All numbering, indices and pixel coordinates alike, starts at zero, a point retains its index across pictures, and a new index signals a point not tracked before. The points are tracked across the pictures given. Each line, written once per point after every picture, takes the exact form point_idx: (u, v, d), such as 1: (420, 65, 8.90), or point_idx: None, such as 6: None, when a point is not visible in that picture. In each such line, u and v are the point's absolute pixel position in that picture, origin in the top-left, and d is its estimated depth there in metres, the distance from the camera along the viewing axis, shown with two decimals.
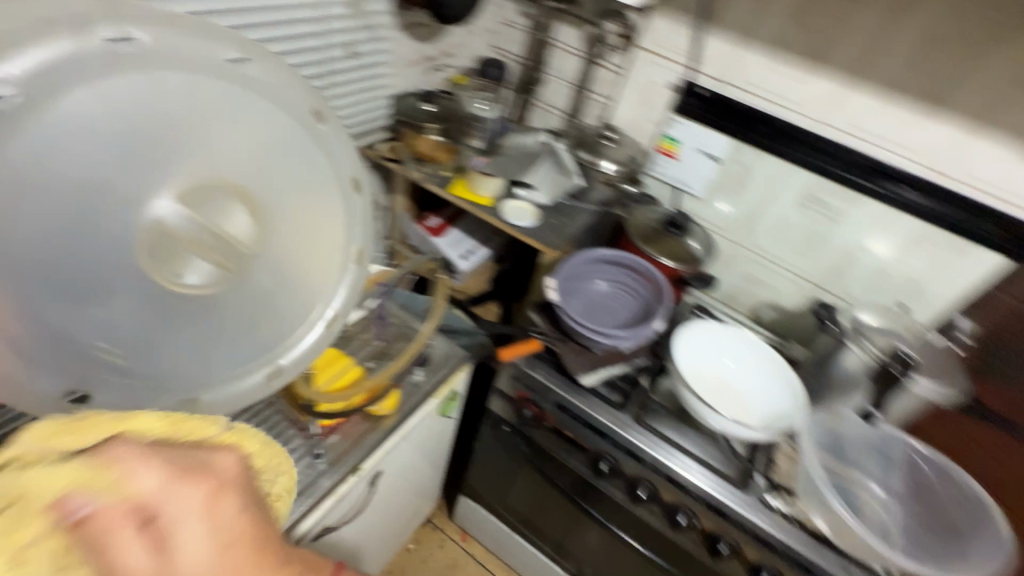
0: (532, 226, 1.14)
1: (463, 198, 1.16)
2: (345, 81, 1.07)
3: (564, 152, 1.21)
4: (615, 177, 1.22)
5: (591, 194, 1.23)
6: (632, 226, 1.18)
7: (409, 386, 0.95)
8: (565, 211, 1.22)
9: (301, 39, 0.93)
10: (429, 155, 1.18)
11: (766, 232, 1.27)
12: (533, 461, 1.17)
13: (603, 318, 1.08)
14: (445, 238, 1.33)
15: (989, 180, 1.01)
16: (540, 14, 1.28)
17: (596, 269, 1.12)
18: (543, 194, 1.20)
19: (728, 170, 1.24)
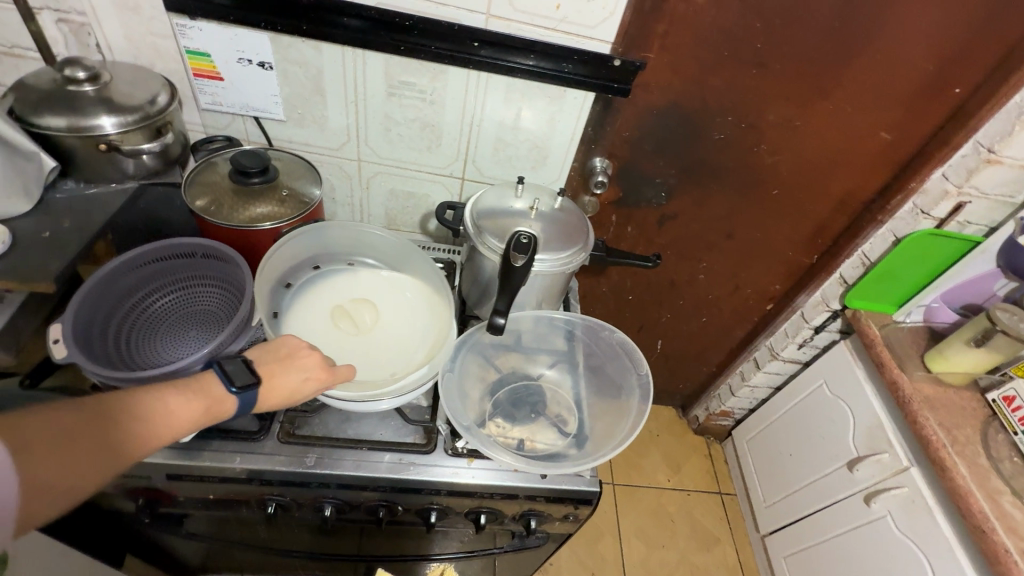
0: (3, 250, 0.74)
1: None
2: None
3: (1, 125, 0.75)
4: (123, 138, 0.82)
5: (111, 169, 0.84)
6: (195, 198, 0.87)
7: None
8: (71, 214, 0.81)
9: None
10: None
11: (380, 138, 1.05)
12: (210, 532, 0.90)
13: (175, 330, 0.83)
14: None
15: (541, 14, 0.89)
16: None
17: (127, 284, 0.81)
18: (11, 199, 0.78)
19: (295, 78, 0.96)
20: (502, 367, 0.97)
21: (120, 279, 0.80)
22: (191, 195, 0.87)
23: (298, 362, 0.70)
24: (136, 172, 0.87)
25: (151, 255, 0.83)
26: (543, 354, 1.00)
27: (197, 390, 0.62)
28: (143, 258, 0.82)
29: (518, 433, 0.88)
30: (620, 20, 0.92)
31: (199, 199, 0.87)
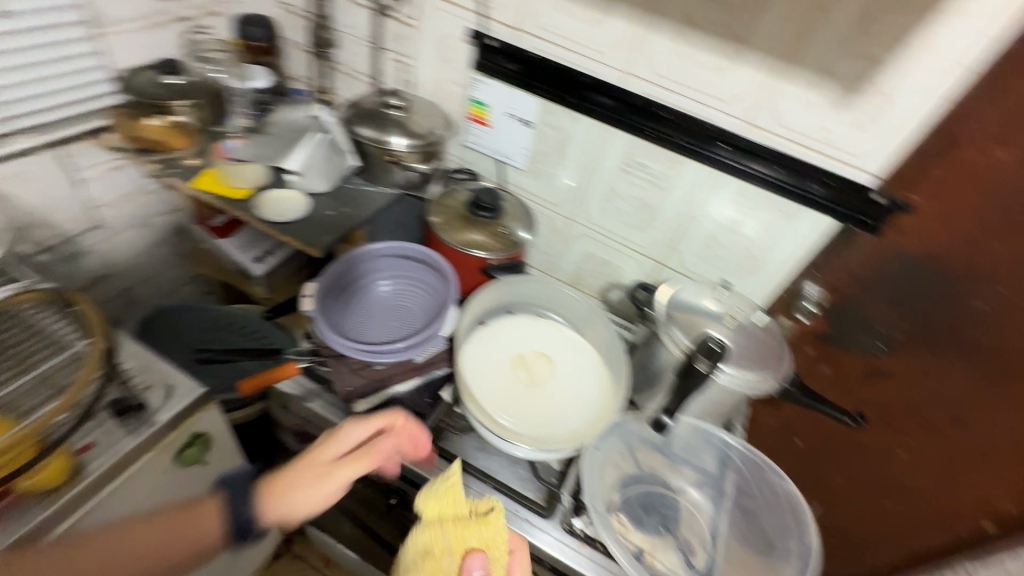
0: (301, 216, 0.94)
1: (213, 194, 0.94)
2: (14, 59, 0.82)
3: (335, 133, 1.02)
4: (406, 155, 1.00)
5: (386, 176, 1.04)
6: (432, 212, 1.02)
7: (111, 441, 0.74)
8: (350, 200, 1.01)
9: None
10: (152, 142, 0.96)
11: (598, 205, 1.11)
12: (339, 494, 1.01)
13: (387, 317, 0.94)
14: (231, 240, 1.10)
15: (802, 130, 0.87)
16: None
17: (364, 268, 0.98)
18: (320, 180, 0.99)
19: (545, 138, 1.08)
20: (643, 464, 0.91)
21: (361, 262, 0.97)
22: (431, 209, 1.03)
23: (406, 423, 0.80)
24: (400, 182, 1.05)
25: (389, 251, 0.99)
26: (689, 468, 0.92)
27: (334, 439, 0.72)
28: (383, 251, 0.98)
29: (640, 541, 0.81)
30: (894, 154, 0.85)
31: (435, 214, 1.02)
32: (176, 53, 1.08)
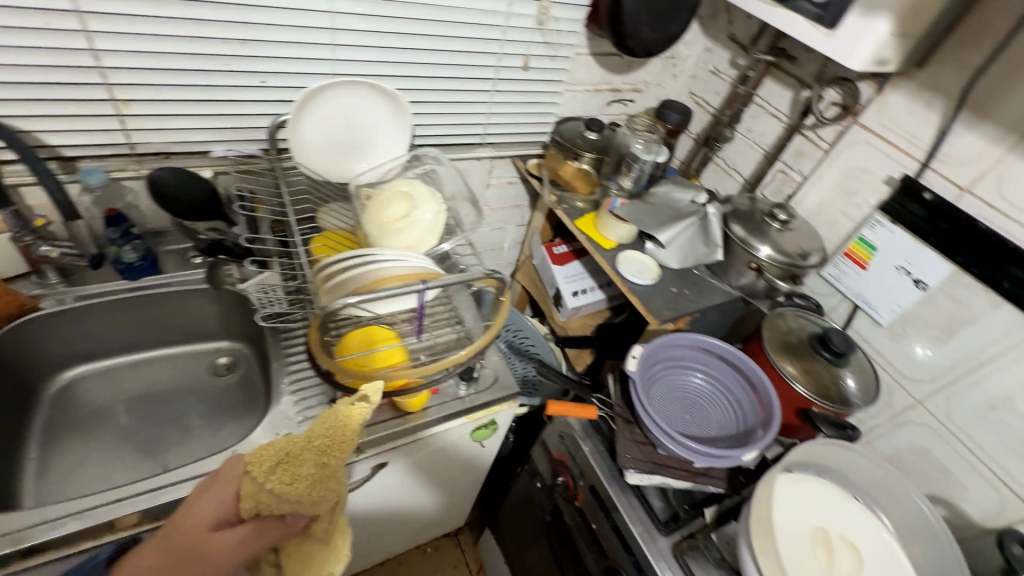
0: (646, 284, 1.00)
1: (586, 235, 1.09)
2: (513, 95, 1.09)
3: (713, 219, 1.01)
4: (769, 266, 0.97)
5: (733, 276, 1.03)
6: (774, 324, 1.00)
7: (445, 397, 0.91)
8: (692, 284, 1.03)
9: (479, 43, 0.95)
10: (565, 182, 1.12)
11: (971, 409, 0.89)
12: (552, 535, 1.04)
13: (688, 415, 0.90)
14: (564, 268, 1.31)
15: None
16: (753, 67, 1.13)
17: (696, 354, 0.95)
18: (673, 256, 1.03)
19: (938, 308, 0.92)
20: None
21: (697, 347, 0.94)
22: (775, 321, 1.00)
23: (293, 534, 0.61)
24: (743, 287, 1.03)
25: (728, 354, 0.93)
26: None
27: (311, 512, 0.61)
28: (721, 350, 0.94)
29: None
30: None
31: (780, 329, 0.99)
32: (597, 112, 1.30)
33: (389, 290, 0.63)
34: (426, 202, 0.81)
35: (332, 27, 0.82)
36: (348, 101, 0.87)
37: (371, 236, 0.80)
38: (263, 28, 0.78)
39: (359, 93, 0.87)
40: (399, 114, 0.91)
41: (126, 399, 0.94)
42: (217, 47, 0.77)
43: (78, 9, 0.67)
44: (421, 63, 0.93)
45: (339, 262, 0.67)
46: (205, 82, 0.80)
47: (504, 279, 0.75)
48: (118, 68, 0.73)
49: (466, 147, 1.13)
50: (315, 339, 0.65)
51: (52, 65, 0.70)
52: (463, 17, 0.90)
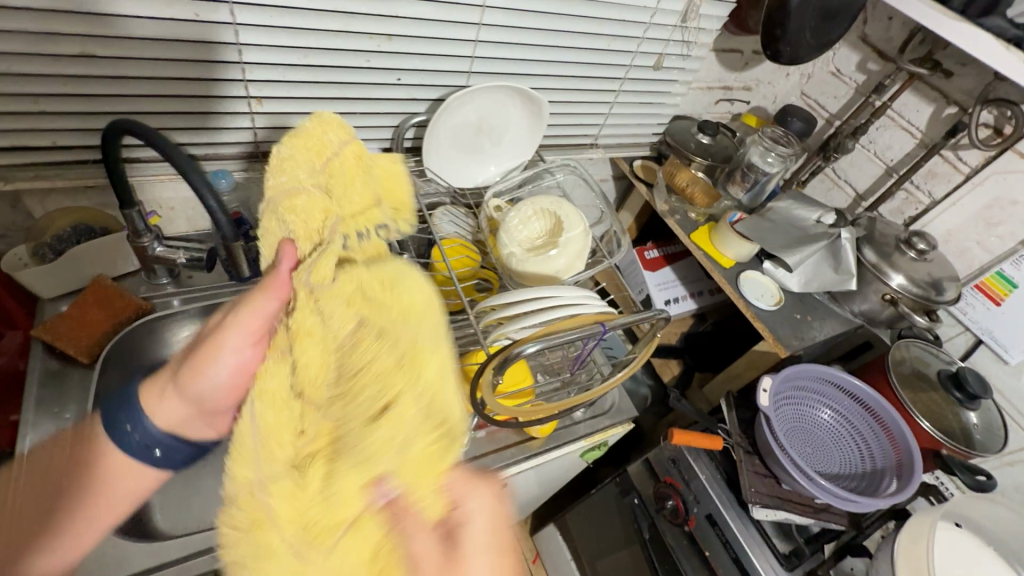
0: (769, 309, 0.96)
1: (702, 250, 1.03)
2: (636, 95, 1.01)
3: (846, 245, 0.96)
4: (904, 298, 0.92)
5: (857, 303, 0.98)
6: (898, 354, 0.95)
7: (566, 424, 0.87)
8: (813, 309, 0.99)
9: (617, 41, 0.87)
10: (683, 192, 1.07)
11: None
12: (648, 552, 1.03)
13: (814, 453, 0.88)
14: (655, 275, 1.26)
15: None
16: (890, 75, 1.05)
17: (822, 388, 0.93)
18: (794, 279, 1.00)
19: None
20: None
21: (826, 381, 0.92)
22: (899, 350, 0.95)
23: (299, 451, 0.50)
24: (866, 315, 0.98)
25: (859, 391, 0.92)
26: None
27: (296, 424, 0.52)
28: (852, 387, 0.92)
29: None
30: None
31: (903, 360, 0.95)
32: (704, 111, 1.22)
33: (569, 332, 0.59)
34: (575, 224, 0.76)
35: (479, 21, 0.74)
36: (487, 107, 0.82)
37: (514, 256, 0.75)
38: (412, 22, 0.70)
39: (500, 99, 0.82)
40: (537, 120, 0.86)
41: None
42: (361, 42, 0.70)
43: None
44: (558, 61, 0.85)
45: (503, 300, 0.64)
46: (342, 78, 0.73)
47: (668, 319, 0.72)
48: (257, 63, 0.67)
49: (577, 148, 1.06)
50: (487, 376, 0.60)
51: (192, 58, 0.63)
52: (610, 13, 0.82)
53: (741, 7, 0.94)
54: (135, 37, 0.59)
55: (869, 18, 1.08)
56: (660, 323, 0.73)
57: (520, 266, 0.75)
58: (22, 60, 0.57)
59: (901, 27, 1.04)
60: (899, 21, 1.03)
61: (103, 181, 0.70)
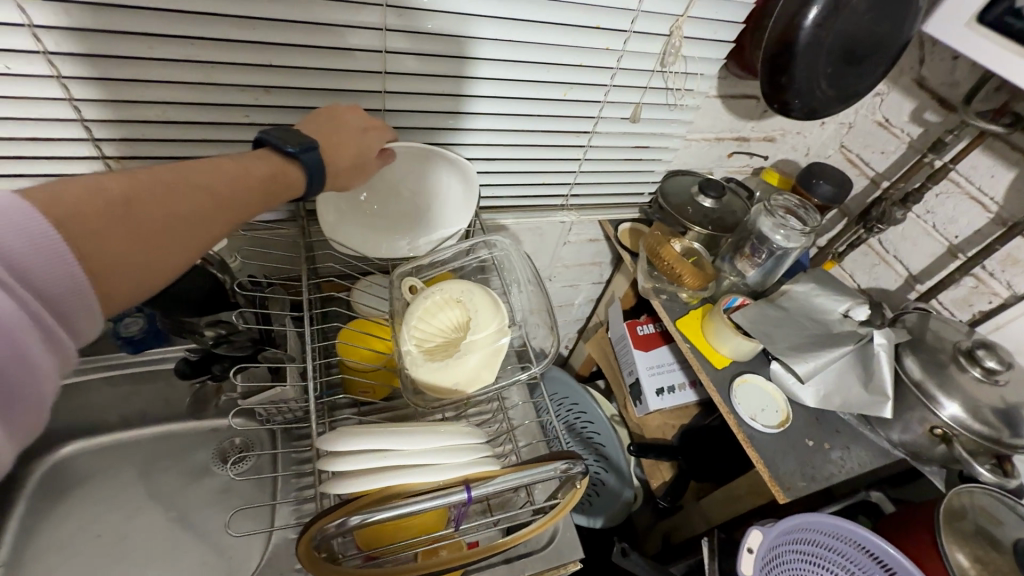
0: (769, 431, 0.73)
1: (689, 343, 0.82)
2: (613, 150, 0.84)
3: (881, 352, 0.73)
4: (961, 437, 0.67)
5: (896, 431, 0.73)
6: (955, 502, 0.67)
7: (485, 565, 0.68)
8: (833, 434, 0.75)
9: (573, 89, 0.72)
10: (666, 269, 0.85)
11: None
12: None
13: None
14: (647, 356, 1.05)
15: None
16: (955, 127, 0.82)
17: (848, 552, 0.67)
18: (809, 391, 0.76)
19: None
20: None
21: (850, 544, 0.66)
22: (957, 497, 0.68)
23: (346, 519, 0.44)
24: (909, 448, 0.73)
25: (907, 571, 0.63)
26: None
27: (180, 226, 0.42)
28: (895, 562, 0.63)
29: None
30: None
31: (964, 511, 0.67)
32: (714, 165, 1.02)
33: (423, 503, 0.44)
34: (490, 321, 0.60)
35: (385, 69, 0.63)
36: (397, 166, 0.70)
37: (408, 357, 0.59)
38: (301, 72, 0.60)
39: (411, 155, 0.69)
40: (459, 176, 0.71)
41: (115, 488, 0.77)
42: (232, 95, 0.60)
43: (47, 51, 0.51)
44: (491, 113, 0.72)
45: (333, 442, 0.47)
46: (222, 135, 0.63)
47: (585, 473, 0.52)
48: (104, 121, 0.57)
49: (543, 209, 0.90)
50: (311, 552, 0.44)
51: (26, 116, 0.54)
52: (558, 57, 0.67)
53: (743, 46, 0.73)
54: None
55: (926, 57, 0.85)
56: (575, 476, 0.52)
57: (414, 372, 0.59)
58: None
59: (969, 70, 0.80)
60: (966, 62, 0.80)
61: None
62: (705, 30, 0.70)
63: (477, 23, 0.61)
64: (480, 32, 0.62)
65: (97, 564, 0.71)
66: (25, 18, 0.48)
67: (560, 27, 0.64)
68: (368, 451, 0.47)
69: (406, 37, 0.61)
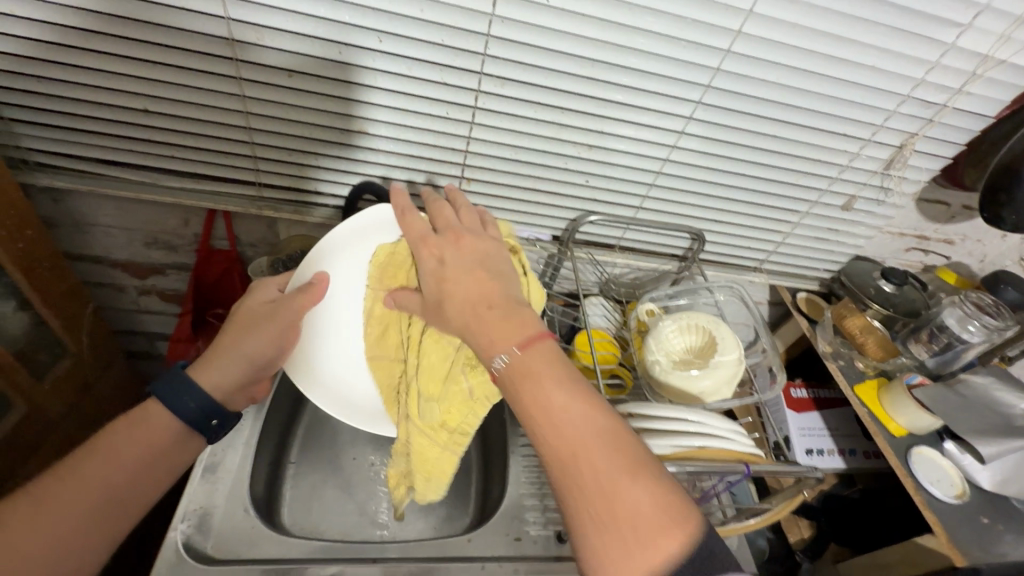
0: (948, 500, 0.81)
1: (866, 407, 0.92)
2: (815, 230, 0.98)
3: None
4: None
5: None
6: None
7: None
8: (1009, 518, 0.81)
9: (805, 178, 0.87)
10: (853, 339, 0.99)
11: None
12: None
13: None
14: (799, 417, 1.13)
15: None
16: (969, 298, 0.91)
17: None
18: (985, 474, 0.84)
19: None
20: None
21: None
22: None
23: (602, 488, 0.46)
24: None
25: None
26: None
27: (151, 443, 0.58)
28: None
29: None
30: None
31: None
32: (891, 256, 1.12)
33: (710, 465, 0.58)
34: (730, 348, 0.75)
35: (674, 144, 0.81)
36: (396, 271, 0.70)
37: (658, 365, 0.75)
38: (613, 138, 0.80)
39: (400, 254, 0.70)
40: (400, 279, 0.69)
41: None
42: (566, 147, 0.80)
43: (476, 106, 0.74)
44: (735, 187, 0.88)
45: (642, 411, 0.66)
46: (539, 173, 0.83)
47: (819, 480, 0.66)
48: (480, 153, 0.80)
49: (737, 268, 1.04)
50: None
51: (433, 143, 0.78)
52: (802, 151, 0.83)
53: (957, 164, 0.90)
54: (399, 123, 0.75)
55: None
56: (809, 480, 0.67)
57: (663, 377, 0.75)
58: (321, 129, 0.75)
59: None
60: None
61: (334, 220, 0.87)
62: (932, 145, 0.84)
63: (752, 120, 0.79)
64: (751, 127, 0.79)
65: (354, 479, 0.89)
66: (475, 85, 0.72)
67: (813, 129, 0.81)
68: (667, 428, 0.64)
69: (702, 124, 0.79)
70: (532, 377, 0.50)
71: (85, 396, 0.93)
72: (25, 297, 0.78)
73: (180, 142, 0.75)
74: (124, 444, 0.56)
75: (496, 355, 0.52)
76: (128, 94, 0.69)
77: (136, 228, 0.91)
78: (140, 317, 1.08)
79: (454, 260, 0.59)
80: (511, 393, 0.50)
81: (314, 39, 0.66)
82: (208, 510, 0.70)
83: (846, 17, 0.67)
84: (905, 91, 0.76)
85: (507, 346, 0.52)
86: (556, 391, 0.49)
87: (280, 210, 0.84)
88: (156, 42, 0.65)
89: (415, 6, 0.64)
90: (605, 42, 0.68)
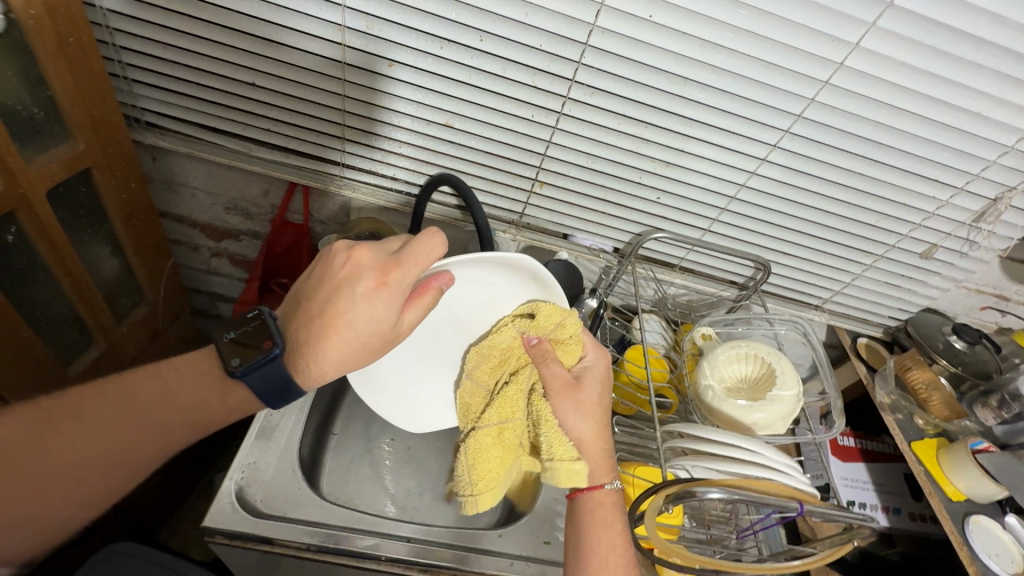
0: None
1: (923, 466, 0.88)
2: (887, 275, 0.94)
3: None
4: None
5: None
6: None
7: None
8: None
9: (884, 220, 0.84)
10: (915, 392, 0.96)
11: None
12: None
13: None
14: (844, 465, 1.09)
15: None
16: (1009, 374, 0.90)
17: None
18: None
19: None
20: None
21: None
22: None
23: (604, 533, 0.64)
24: None
25: None
26: None
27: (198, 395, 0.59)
28: None
29: None
30: None
31: None
32: (961, 313, 1.07)
33: (760, 496, 0.57)
34: (789, 384, 0.73)
35: (753, 170, 0.80)
36: (520, 316, 0.69)
37: (711, 390, 0.74)
38: (692, 157, 0.79)
39: (548, 316, 0.67)
40: (512, 369, 0.71)
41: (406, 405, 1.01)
42: (643, 162, 0.80)
43: (561, 112, 0.75)
44: (809, 221, 0.86)
45: (693, 431, 0.66)
46: (610, 185, 0.84)
47: (872, 532, 0.63)
48: (556, 159, 0.81)
49: (797, 304, 1.02)
50: (658, 500, 0.59)
51: (512, 144, 0.80)
52: (885, 193, 0.81)
53: None
54: (484, 121, 0.77)
55: None
56: (861, 531, 0.63)
57: (715, 403, 0.73)
58: (410, 118, 0.78)
59: None
60: None
61: (405, 208, 0.90)
62: None
63: (839, 155, 0.77)
64: (838, 161, 0.77)
65: (392, 460, 0.91)
66: (564, 91, 0.73)
67: (902, 173, 0.78)
68: (716, 454, 0.63)
69: (787, 154, 0.77)
70: (606, 520, 0.64)
71: (155, 343, 0.99)
72: (119, 244, 0.83)
73: (279, 117, 0.79)
74: (181, 386, 0.58)
75: (602, 482, 0.66)
76: (241, 67, 0.74)
77: (221, 192, 0.96)
78: (208, 275, 1.14)
79: (577, 401, 0.67)
80: (590, 507, 0.65)
81: (419, 32, 0.69)
82: (260, 467, 0.74)
83: (957, 60, 0.65)
84: (1012, 142, 0.72)
85: (608, 483, 0.66)
86: (616, 533, 0.64)
87: (358, 191, 0.88)
88: (275, 21, 0.69)
89: (519, 9, 0.66)
90: (700, 62, 0.68)
